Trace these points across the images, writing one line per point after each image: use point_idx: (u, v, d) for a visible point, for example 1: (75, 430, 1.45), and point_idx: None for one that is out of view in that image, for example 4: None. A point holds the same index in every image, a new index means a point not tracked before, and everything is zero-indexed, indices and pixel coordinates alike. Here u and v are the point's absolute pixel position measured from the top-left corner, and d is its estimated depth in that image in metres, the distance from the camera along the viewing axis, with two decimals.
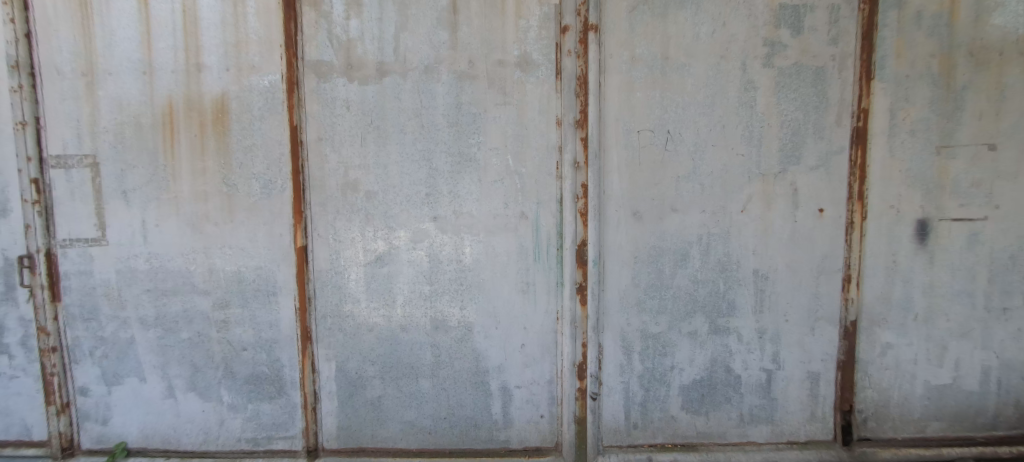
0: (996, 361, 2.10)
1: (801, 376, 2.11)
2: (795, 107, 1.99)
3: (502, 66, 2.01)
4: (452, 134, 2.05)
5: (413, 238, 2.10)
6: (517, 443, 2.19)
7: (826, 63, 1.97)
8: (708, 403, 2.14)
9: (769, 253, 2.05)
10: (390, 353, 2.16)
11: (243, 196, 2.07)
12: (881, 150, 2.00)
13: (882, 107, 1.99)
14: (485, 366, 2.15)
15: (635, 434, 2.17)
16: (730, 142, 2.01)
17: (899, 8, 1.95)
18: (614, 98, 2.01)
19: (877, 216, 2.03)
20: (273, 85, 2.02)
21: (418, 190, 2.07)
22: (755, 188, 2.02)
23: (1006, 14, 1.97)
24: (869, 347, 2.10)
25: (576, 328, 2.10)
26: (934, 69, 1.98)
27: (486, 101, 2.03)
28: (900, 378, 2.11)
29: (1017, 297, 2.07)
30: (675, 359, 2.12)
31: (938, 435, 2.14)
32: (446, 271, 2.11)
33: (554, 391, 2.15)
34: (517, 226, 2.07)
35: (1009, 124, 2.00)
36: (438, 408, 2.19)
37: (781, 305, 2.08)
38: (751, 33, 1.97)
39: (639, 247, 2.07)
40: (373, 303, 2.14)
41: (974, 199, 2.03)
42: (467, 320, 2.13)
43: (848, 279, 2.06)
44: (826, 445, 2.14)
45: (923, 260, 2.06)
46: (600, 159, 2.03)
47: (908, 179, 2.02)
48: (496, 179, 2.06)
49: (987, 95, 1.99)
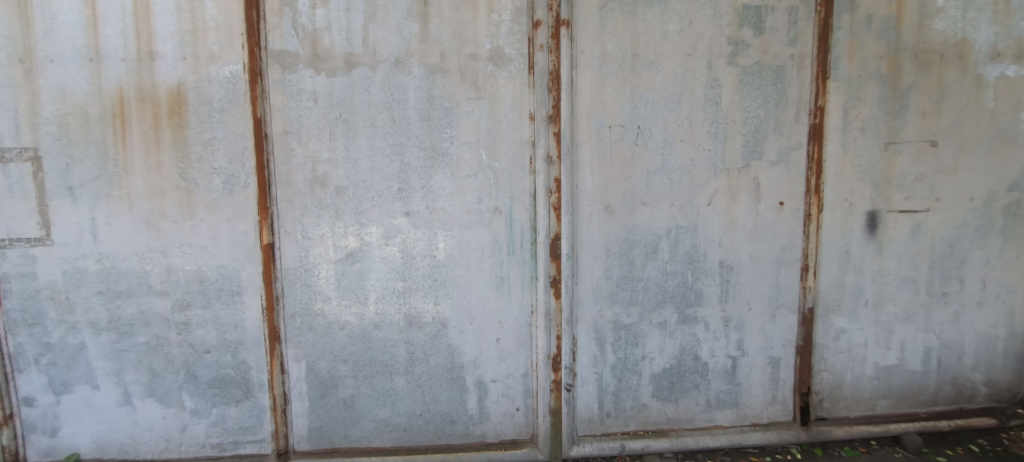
0: (936, 342, 2.28)
1: (763, 361, 2.22)
2: (757, 105, 2.08)
3: (475, 60, 2.00)
4: (424, 128, 2.02)
5: (385, 234, 2.07)
6: (493, 436, 2.21)
7: (786, 63, 2.06)
8: (677, 390, 2.22)
9: (734, 245, 2.14)
10: (363, 351, 2.13)
11: (203, 191, 1.98)
12: (836, 146, 2.12)
13: (837, 105, 2.10)
14: (460, 361, 2.15)
15: (608, 423, 2.22)
16: (697, 138, 2.08)
17: (852, 11, 2.06)
18: (586, 93, 2.04)
19: (832, 209, 2.15)
20: (234, 75, 1.93)
21: (390, 185, 2.04)
22: (720, 182, 2.10)
23: (946, 20, 2.11)
24: (824, 332, 2.23)
25: (550, 321, 2.12)
26: (882, 70, 2.10)
27: (458, 95, 2.01)
28: (852, 360, 2.26)
29: (953, 282, 2.24)
30: (646, 349, 2.18)
31: (886, 413, 2.31)
32: (419, 267, 2.09)
33: (530, 384, 2.17)
34: (491, 220, 2.08)
35: (948, 122, 2.16)
36: (413, 405, 2.17)
37: (744, 295, 2.17)
38: (716, 32, 2.04)
39: (611, 241, 2.11)
40: (345, 300, 2.10)
41: (917, 192, 2.18)
42: (441, 316, 2.12)
43: (805, 268, 2.18)
44: (786, 426, 2.26)
45: (872, 249, 2.20)
46: (573, 154, 2.05)
47: (859, 174, 2.15)
48: (469, 174, 2.05)
49: (929, 95, 2.14)
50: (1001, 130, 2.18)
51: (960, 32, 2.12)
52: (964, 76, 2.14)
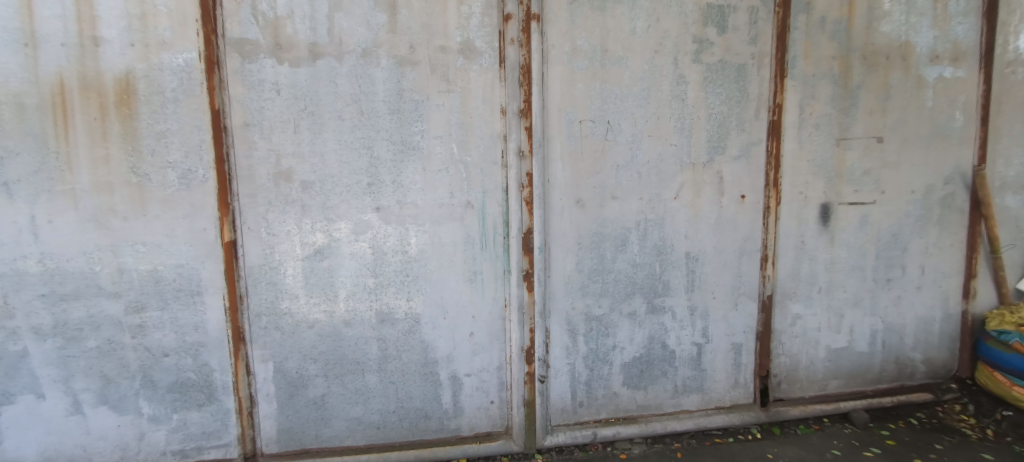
0: (881, 324, 2.45)
1: (726, 347, 2.33)
2: (720, 101, 2.16)
3: (445, 52, 1.98)
4: (394, 121, 1.98)
5: (355, 230, 2.02)
6: (468, 430, 2.22)
7: (746, 61, 2.15)
8: (647, 377, 2.29)
9: (699, 237, 2.22)
10: (333, 350, 2.08)
11: (156, 187, 1.87)
12: (792, 142, 2.23)
13: (793, 102, 2.21)
14: (434, 356, 2.14)
15: (581, 412, 2.28)
16: (664, 133, 2.14)
17: (807, 13, 2.16)
18: (557, 88, 2.06)
19: (789, 201, 2.27)
20: (188, 64, 1.83)
21: (359, 179, 2.00)
22: (686, 176, 2.17)
23: (891, 23, 2.25)
24: (782, 318, 2.35)
25: (523, 314, 2.15)
26: (834, 70, 2.23)
27: (429, 88, 1.99)
28: (807, 344, 2.40)
29: (896, 269, 2.42)
30: (616, 338, 2.24)
31: (836, 392, 2.47)
32: (391, 263, 2.06)
33: (504, 377, 2.19)
34: (463, 215, 2.07)
35: (893, 120, 2.31)
36: (386, 402, 2.15)
37: (708, 284, 2.26)
38: (681, 30, 2.10)
39: (582, 234, 2.15)
40: (314, 298, 2.05)
41: (865, 185, 2.33)
42: (413, 311, 2.10)
43: (765, 258, 2.29)
44: (747, 408, 2.38)
45: (824, 239, 2.34)
46: (544, 149, 2.07)
47: (813, 168, 2.27)
48: (440, 168, 2.03)
49: (876, 93, 2.28)
50: (939, 127, 2.35)
51: (904, 35, 2.27)
52: (907, 76, 2.29)
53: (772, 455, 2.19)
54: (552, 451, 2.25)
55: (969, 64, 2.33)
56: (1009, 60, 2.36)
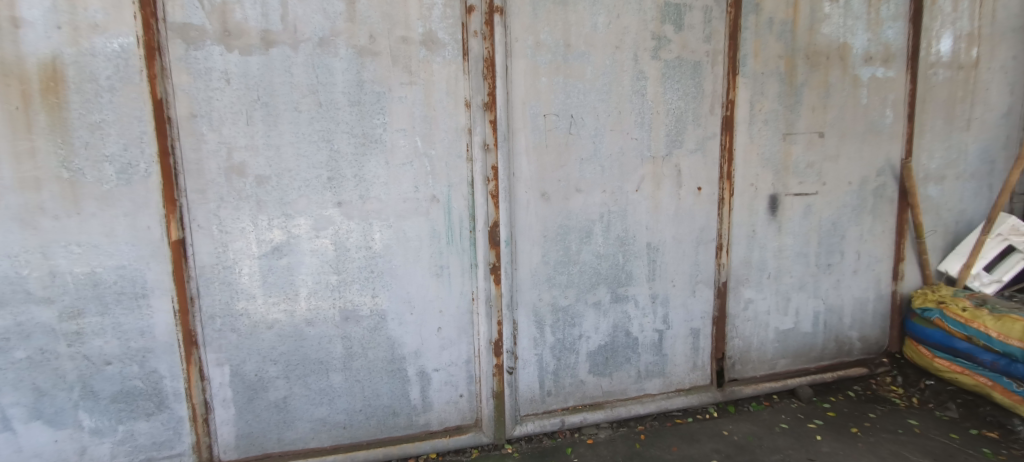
0: (823, 306, 2.64)
1: (685, 332, 2.44)
2: (677, 97, 2.24)
3: (406, 43, 1.94)
4: (354, 113, 1.93)
5: (314, 226, 1.96)
6: (437, 425, 2.21)
7: (702, 58, 2.24)
8: (612, 364, 2.37)
9: (659, 227, 2.31)
10: (294, 350, 2.02)
11: (92, 183, 1.73)
12: (744, 136, 2.35)
13: (744, 99, 2.32)
14: (401, 353, 2.12)
15: (549, 401, 2.32)
16: (625, 127, 2.20)
17: (756, 14, 2.28)
18: (521, 82, 2.07)
19: (741, 192, 2.39)
20: (125, 49, 1.70)
21: (319, 173, 1.93)
22: (647, 169, 2.25)
23: (831, 25, 2.41)
24: (736, 303, 2.49)
25: (490, 306, 2.16)
26: (781, 68, 2.36)
27: (391, 79, 1.94)
28: (758, 327, 2.55)
29: (835, 255, 2.61)
30: (582, 328, 2.30)
31: (783, 370, 2.65)
32: (354, 259, 2.01)
33: (472, 370, 2.20)
34: (429, 209, 2.05)
35: (832, 116, 2.48)
36: (352, 401, 2.11)
37: (668, 273, 2.36)
38: (641, 26, 2.15)
39: (548, 227, 2.18)
40: (273, 298, 1.97)
41: (808, 177, 2.49)
42: (379, 308, 2.07)
43: (719, 247, 2.41)
44: (705, 389, 2.51)
45: (773, 228, 2.49)
46: (509, 142, 2.08)
47: (763, 161, 2.41)
48: (404, 162, 2.00)
49: (818, 91, 2.44)
50: (872, 123, 2.55)
51: (842, 37, 2.44)
52: (845, 75, 2.47)
53: (727, 431, 2.33)
54: (522, 441, 2.29)
55: (898, 65, 2.54)
56: (931, 62, 2.59)
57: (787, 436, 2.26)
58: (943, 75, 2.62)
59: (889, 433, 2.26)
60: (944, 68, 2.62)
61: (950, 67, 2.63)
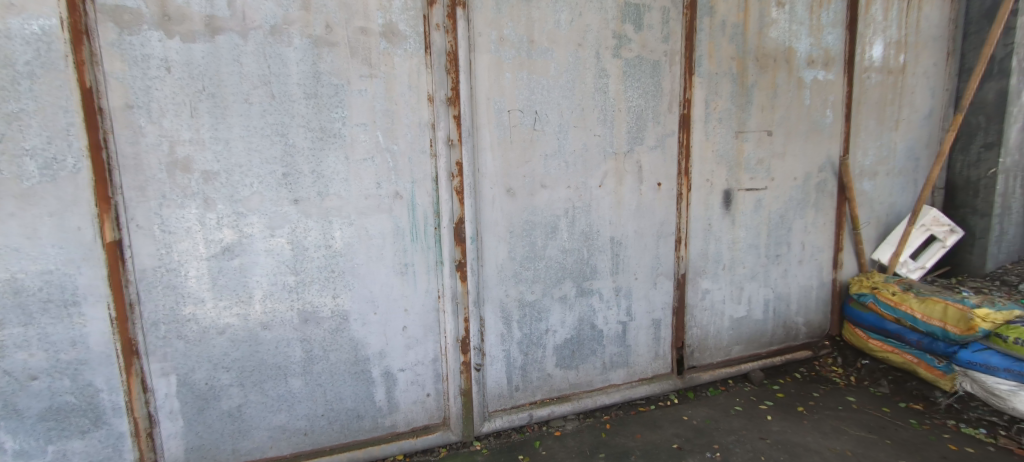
0: (772, 294, 2.81)
1: (647, 323, 2.53)
2: (637, 94, 2.30)
3: (366, 35, 1.88)
4: (310, 106, 1.84)
5: (269, 224, 1.86)
6: (404, 426, 2.17)
7: (661, 58, 2.31)
8: (578, 357, 2.41)
9: (622, 222, 2.37)
10: (249, 355, 1.91)
11: (9, 179, 1.55)
12: (700, 133, 2.45)
13: (700, 98, 2.43)
14: (365, 354, 2.06)
15: (517, 396, 2.33)
16: (588, 124, 2.23)
17: (710, 16, 2.38)
18: (486, 77, 2.05)
19: (698, 188, 2.50)
20: (46, 32, 1.53)
21: (273, 169, 1.83)
22: (610, 165, 2.30)
23: (778, 30, 2.56)
24: (694, 293, 2.60)
25: (457, 304, 2.14)
26: (733, 69, 2.48)
27: (350, 72, 1.87)
28: (714, 315, 2.68)
29: (782, 246, 2.78)
30: (549, 322, 2.32)
31: (737, 356, 2.80)
32: (313, 259, 1.93)
33: (439, 368, 2.18)
34: (392, 205, 2.00)
35: (779, 116, 2.64)
36: (313, 406, 2.03)
37: (631, 266, 2.43)
38: (602, 25, 2.19)
39: (513, 222, 2.18)
40: (224, 301, 1.85)
41: (758, 173, 2.64)
42: (341, 308, 2.00)
43: (678, 240, 2.50)
44: (666, 377, 2.61)
45: (726, 221, 2.61)
46: (473, 137, 2.06)
47: (717, 158, 2.52)
48: (365, 157, 1.93)
49: (766, 92, 2.58)
50: (814, 123, 2.73)
51: (788, 41, 2.59)
52: (790, 77, 2.62)
53: (687, 416, 2.44)
54: (490, 437, 2.30)
55: (836, 68, 2.73)
56: (865, 66, 2.81)
57: (741, 418, 2.40)
58: (874, 78, 2.84)
59: (830, 410, 2.44)
60: (876, 72, 2.84)
61: (881, 71, 2.86)
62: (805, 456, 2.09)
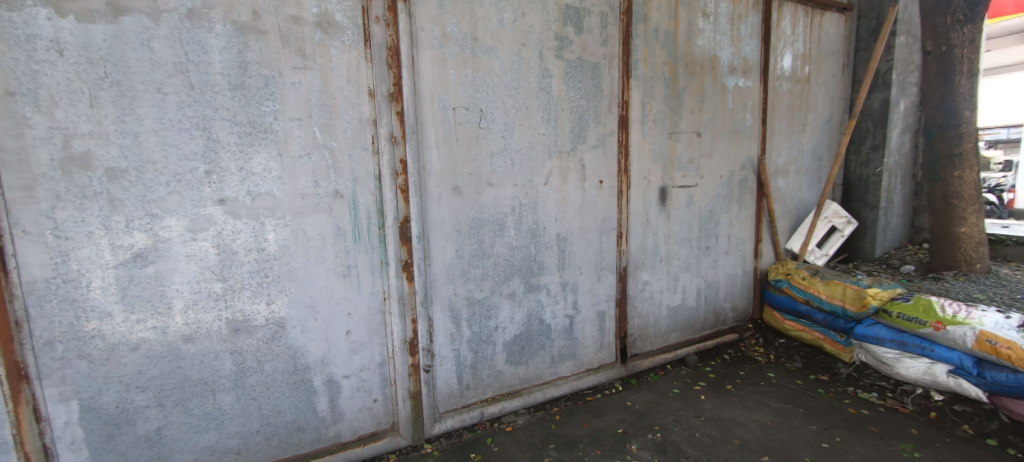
0: (703, 283, 3.04)
1: (592, 316, 2.62)
2: (579, 95, 2.37)
3: (298, 23, 1.76)
4: (236, 98, 1.70)
5: (190, 227, 1.68)
6: (349, 434, 2.07)
7: (600, 61, 2.41)
8: (527, 352, 2.45)
9: (567, 219, 2.44)
10: (168, 373, 1.71)
11: None
12: (638, 133, 2.59)
13: (637, 100, 2.56)
14: (305, 362, 1.94)
15: (467, 395, 2.31)
16: (533, 123, 2.27)
17: (644, 23, 2.53)
18: (429, 73, 2.01)
19: (636, 185, 2.64)
20: None
21: (193, 166, 1.66)
22: (554, 163, 2.35)
23: (704, 39, 2.77)
24: (634, 285, 2.75)
25: (404, 305, 2.08)
26: (666, 74, 2.65)
27: (281, 62, 1.75)
28: (653, 305, 2.85)
29: (710, 238, 3.02)
30: (498, 320, 2.33)
31: (673, 342, 2.99)
32: (244, 263, 1.78)
33: (386, 372, 2.10)
34: (332, 205, 1.90)
35: (706, 118, 2.85)
36: (247, 423, 1.87)
37: (576, 261, 2.51)
38: (545, 26, 2.24)
39: (460, 220, 2.16)
40: (137, 314, 1.65)
41: (689, 171, 2.84)
42: (277, 315, 1.86)
43: (619, 235, 2.63)
44: (611, 366, 2.73)
45: (662, 216, 2.78)
46: (417, 134, 2.01)
47: (653, 157, 2.68)
48: (301, 153, 1.82)
49: (695, 96, 2.78)
50: (736, 125, 2.98)
51: (713, 49, 2.81)
52: (715, 83, 2.85)
53: (630, 402, 2.56)
54: (441, 438, 2.26)
55: (754, 76, 3.00)
56: (777, 75, 3.12)
57: (678, 399, 2.57)
58: (785, 86, 3.17)
59: (754, 386, 2.69)
60: (786, 81, 3.17)
61: (790, 80, 3.19)
62: (734, 429, 2.28)
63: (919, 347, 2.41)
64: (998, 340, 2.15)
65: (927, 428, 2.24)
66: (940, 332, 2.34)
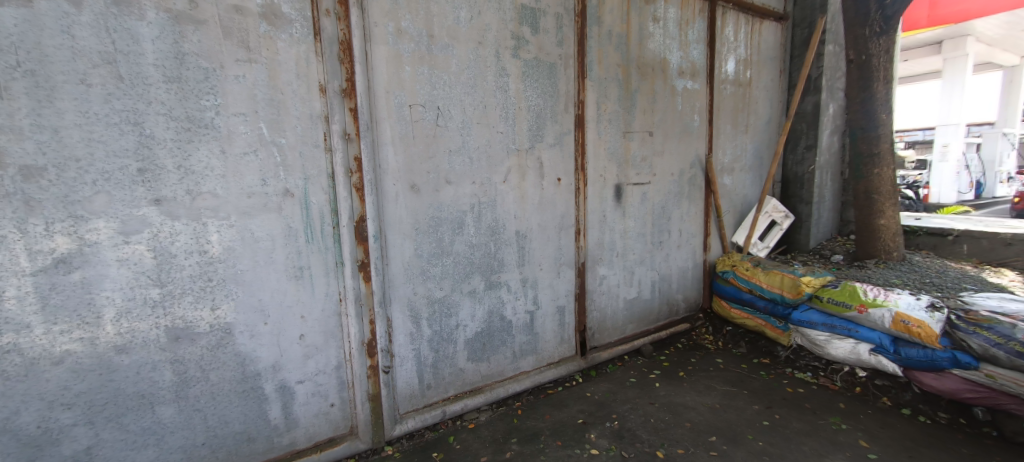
0: (656, 276, 3.17)
1: (552, 310, 2.66)
2: (537, 94, 2.40)
3: (241, 14, 1.66)
4: (172, 92, 1.58)
5: (121, 229, 1.55)
6: (305, 441, 1.99)
7: (556, 61, 2.44)
8: (488, 349, 2.45)
9: (526, 216, 2.46)
10: (99, 387, 1.57)
11: None
12: (593, 133, 2.66)
13: (592, 100, 2.62)
14: (255, 369, 1.83)
15: (429, 394, 2.29)
16: (491, 121, 2.27)
17: (598, 25, 2.59)
18: (383, 70, 1.96)
19: (593, 183, 2.70)
20: None
21: (124, 163, 1.53)
22: (512, 161, 2.36)
23: (654, 42, 2.87)
24: (592, 279, 2.82)
25: (360, 306, 2.03)
26: (619, 75, 2.72)
27: (222, 54, 1.64)
28: (610, 298, 2.94)
29: (662, 233, 3.14)
30: (458, 318, 2.32)
31: (630, 334, 3.10)
32: (184, 267, 1.66)
33: (344, 376, 2.04)
34: (281, 204, 1.81)
35: (658, 118, 2.96)
36: (191, 436, 1.74)
37: (536, 258, 2.54)
38: (501, 25, 2.24)
39: (419, 219, 2.13)
40: (60, 326, 1.50)
41: (642, 169, 2.94)
42: (222, 321, 1.75)
43: (577, 231, 2.68)
44: (571, 359, 2.80)
45: (617, 212, 2.86)
46: (371, 132, 1.95)
47: (608, 155, 2.75)
48: (247, 150, 1.72)
49: (647, 97, 2.88)
50: (685, 125, 3.12)
51: (663, 52, 2.92)
52: (665, 85, 2.96)
53: (590, 393, 2.64)
54: (402, 440, 2.23)
55: (701, 79, 3.15)
56: (722, 78, 3.28)
57: (634, 388, 2.66)
58: (729, 89, 3.34)
59: (704, 372, 2.84)
60: (730, 84, 3.34)
61: (734, 84, 3.37)
62: (685, 413, 2.40)
63: (846, 329, 2.63)
64: (910, 320, 2.39)
65: (853, 402, 2.46)
66: (863, 315, 2.57)
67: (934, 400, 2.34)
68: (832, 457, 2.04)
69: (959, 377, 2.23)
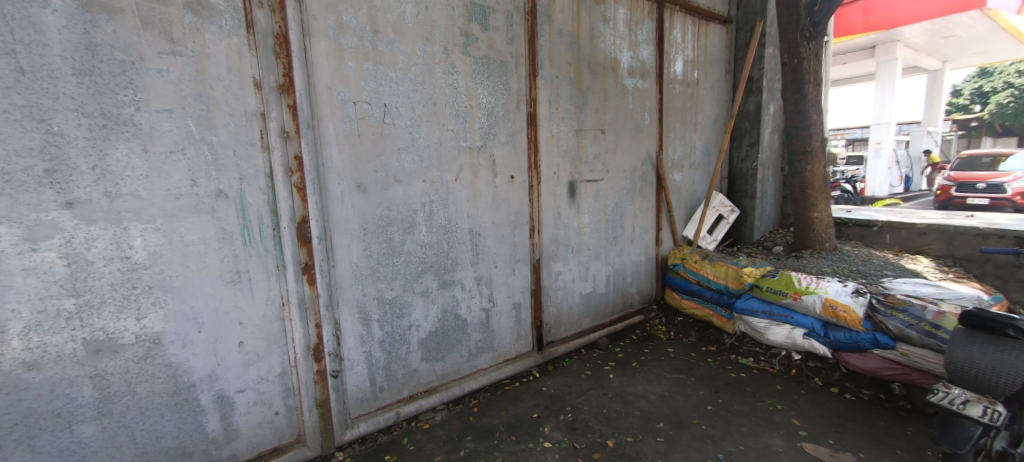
0: (610, 270, 3.24)
1: (508, 307, 2.68)
2: (487, 92, 2.39)
3: (163, 3, 1.56)
4: (84, 86, 1.46)
5: (27, 235, 1.43)
6: (247, 452, 1.91)
7: (506, 59, 2.44)
8: (443, 349, 2.44)
9: (479, 214, 2.46)
10: (6, 408, 1.44)
11: None
12: (546, 130, 2.69)
13: (544, 98, 2.65)
14: (189, 380, 1.74)
15: (381, 397, 2.25)
16: (441, 119, 2.25)
17: (549, 24, 2.61)
18: (325, 65, 1.90)
19: (547, 180, 2.74)
20: None
21: (28, 164, 1.41)
22: (464, 159, 2.35)
23: (605, 42, 2.93)
24: (548, 275, 2.85)
25: (305, 310, 1.96)
26: (570, 74, 2.76)
27: (142, 46, 1.54)
28: (566, 293, 2.98)
29: (615, 228, 3.22)
30: (411, 318, 2.29)
31: (585, 328, 3.16)
32: (104, 275, 1.55)
33: (289, 382, 1.97)
34: (215, 206, 1.72)
35: (609, 117, 3.03)
36: (117, 454, 1.63)
37: (490, 255, 2.54)
38: (449, 22, 2.22)
39: (367, 219, 2.08)
40: None
41: (595, 167, 3.00)
42: (150, 331, 1.64)
43: (532, 228, 2.70)
44: (528, 354, 2.83)
45: (571, 208, 2.91)
46: (313, 129, 1.89)
47: (561, 153, 2.79)
48: (173, 149, 1.62)
49: (599, 95, 2.94)
50: (636, 123, 3.21)
51: (613, 52, 2.98)
52: (616, 84, 3.03)
53: (546, 387, 2.67)
54: (355, 444, 2.18)
55: (651, 79, 3.24)
56: (670, 78, 3.40)
57: (588, 380, 2.72)
58: (677, 89, 3.46)
59: (656, 362, 2.94)
60: (678, 83, 3.46)
61: (682, 83, 3.49)
62: (635, 402, 2.48)
63: (783, 316, 2.79)
64: (838, 305, 2.57)
65: (789, 383, 2.62)
66: (797, 301, 2.74)
67: (859, 379, 2.52)
68: (767, 436, 2.17)
69: (880, 357, 2.42)
